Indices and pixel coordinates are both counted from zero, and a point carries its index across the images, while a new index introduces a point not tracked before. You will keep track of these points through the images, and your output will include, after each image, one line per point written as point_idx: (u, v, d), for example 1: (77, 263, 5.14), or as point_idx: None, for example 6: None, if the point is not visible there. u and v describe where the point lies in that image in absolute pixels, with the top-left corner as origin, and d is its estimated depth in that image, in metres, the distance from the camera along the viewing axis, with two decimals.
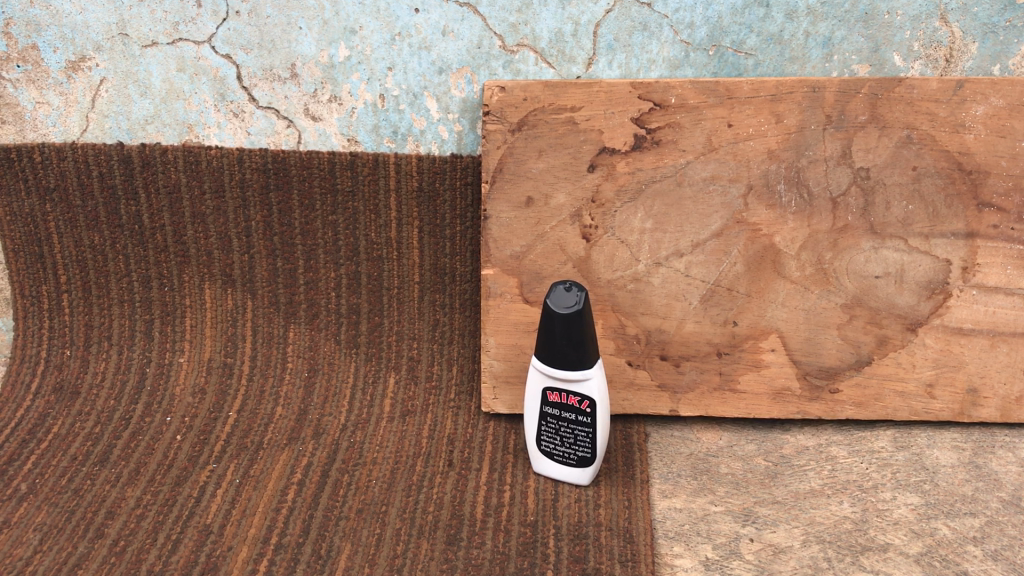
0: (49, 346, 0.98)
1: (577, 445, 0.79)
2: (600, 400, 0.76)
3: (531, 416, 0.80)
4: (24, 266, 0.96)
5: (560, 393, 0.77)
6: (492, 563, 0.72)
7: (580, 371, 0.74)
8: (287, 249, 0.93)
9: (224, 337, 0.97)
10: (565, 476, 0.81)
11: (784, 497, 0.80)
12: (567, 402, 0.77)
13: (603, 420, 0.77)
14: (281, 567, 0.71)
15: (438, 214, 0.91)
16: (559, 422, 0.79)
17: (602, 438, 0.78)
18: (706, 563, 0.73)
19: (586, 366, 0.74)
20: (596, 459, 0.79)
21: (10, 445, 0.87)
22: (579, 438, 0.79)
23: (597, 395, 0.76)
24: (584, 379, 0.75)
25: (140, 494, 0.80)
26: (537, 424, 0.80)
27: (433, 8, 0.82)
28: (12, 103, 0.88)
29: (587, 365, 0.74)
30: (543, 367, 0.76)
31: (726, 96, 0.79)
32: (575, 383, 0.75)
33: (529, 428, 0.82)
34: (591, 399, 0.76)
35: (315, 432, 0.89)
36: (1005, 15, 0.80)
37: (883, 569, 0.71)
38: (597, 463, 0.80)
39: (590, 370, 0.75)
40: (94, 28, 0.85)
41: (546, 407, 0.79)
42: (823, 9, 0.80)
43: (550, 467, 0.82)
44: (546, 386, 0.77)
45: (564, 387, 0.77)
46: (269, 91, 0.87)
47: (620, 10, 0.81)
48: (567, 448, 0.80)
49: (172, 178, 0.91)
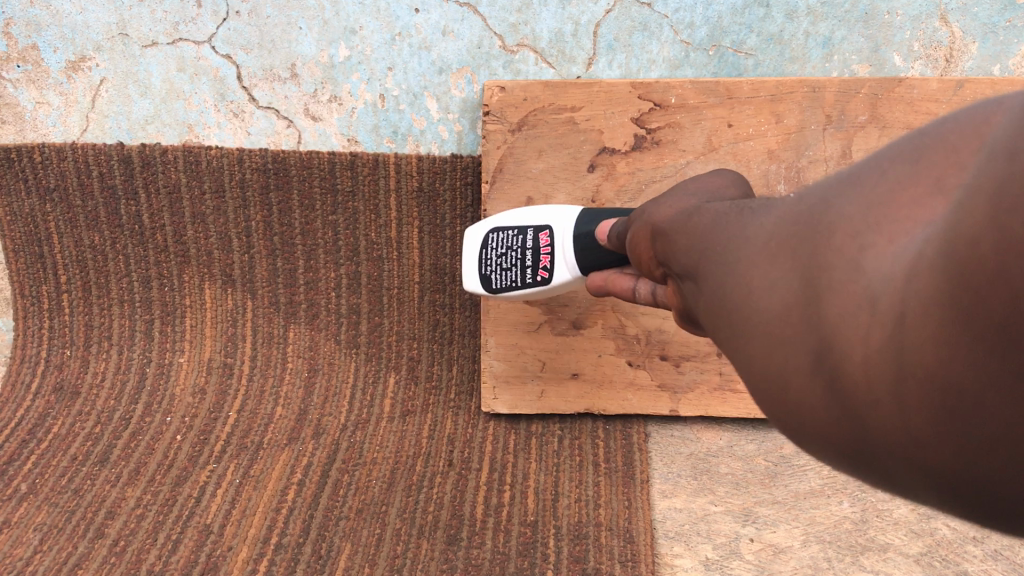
0: (49, 346, 0.98)
1: (507, 273, 0.77)
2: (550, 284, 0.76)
3: (512, 224, 0.78)
4: (24, 265, 0.96)
5: (546, 247, 0.76)
6: (492, 563, 0.72)
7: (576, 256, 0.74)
8: (287, 249, 0.93)
9: (224, 337, 0.97)
10: (467, 275, 0.79)
11: (784, 497, 0.80)
12: (540, 249, 0.76)
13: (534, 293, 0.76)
14: (281, 567, 0.72)
15: (438, 214, 0.91)
16: (519, 240, 0.77)
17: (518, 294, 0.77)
18: (706, 563, 0.74)
19: (584, 258, 0.73)
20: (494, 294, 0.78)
21: (10, 444, 0.87)
22: (504, 265, 0.77)
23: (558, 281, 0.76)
24: (572, 267, 0.74)
25: (140, 494, 0.80)
26: (508, 229, 0.78)
27: (433, 8, 0.82)
28: (12, 103, 0.88)
29: (584, 262, 0.74)
30: (569, 220, 0.76)
31: (726, 96, 0.79)
32: (566, 260, 0.75)
33: (504, 223, 0.79)
34: (551, 276, 0.75)
35: (316, 432, 0.89)
36: (1005, 15, 0.80)
37: (883, 569, 0.73)
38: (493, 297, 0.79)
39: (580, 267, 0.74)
40: (94, 28, 0.85)
41: (530, 226, 0.77)
42: (823, 9, 0.80)
43: (472, 264, 0.79)
44: (552, 224, 0.76)
45: (557, 250, 0.75)
46: (269, 91, 0.86)
47: (620, 10, 0.81)
48: (504, 271, 0.77)
49: (172, 178, 0.91)
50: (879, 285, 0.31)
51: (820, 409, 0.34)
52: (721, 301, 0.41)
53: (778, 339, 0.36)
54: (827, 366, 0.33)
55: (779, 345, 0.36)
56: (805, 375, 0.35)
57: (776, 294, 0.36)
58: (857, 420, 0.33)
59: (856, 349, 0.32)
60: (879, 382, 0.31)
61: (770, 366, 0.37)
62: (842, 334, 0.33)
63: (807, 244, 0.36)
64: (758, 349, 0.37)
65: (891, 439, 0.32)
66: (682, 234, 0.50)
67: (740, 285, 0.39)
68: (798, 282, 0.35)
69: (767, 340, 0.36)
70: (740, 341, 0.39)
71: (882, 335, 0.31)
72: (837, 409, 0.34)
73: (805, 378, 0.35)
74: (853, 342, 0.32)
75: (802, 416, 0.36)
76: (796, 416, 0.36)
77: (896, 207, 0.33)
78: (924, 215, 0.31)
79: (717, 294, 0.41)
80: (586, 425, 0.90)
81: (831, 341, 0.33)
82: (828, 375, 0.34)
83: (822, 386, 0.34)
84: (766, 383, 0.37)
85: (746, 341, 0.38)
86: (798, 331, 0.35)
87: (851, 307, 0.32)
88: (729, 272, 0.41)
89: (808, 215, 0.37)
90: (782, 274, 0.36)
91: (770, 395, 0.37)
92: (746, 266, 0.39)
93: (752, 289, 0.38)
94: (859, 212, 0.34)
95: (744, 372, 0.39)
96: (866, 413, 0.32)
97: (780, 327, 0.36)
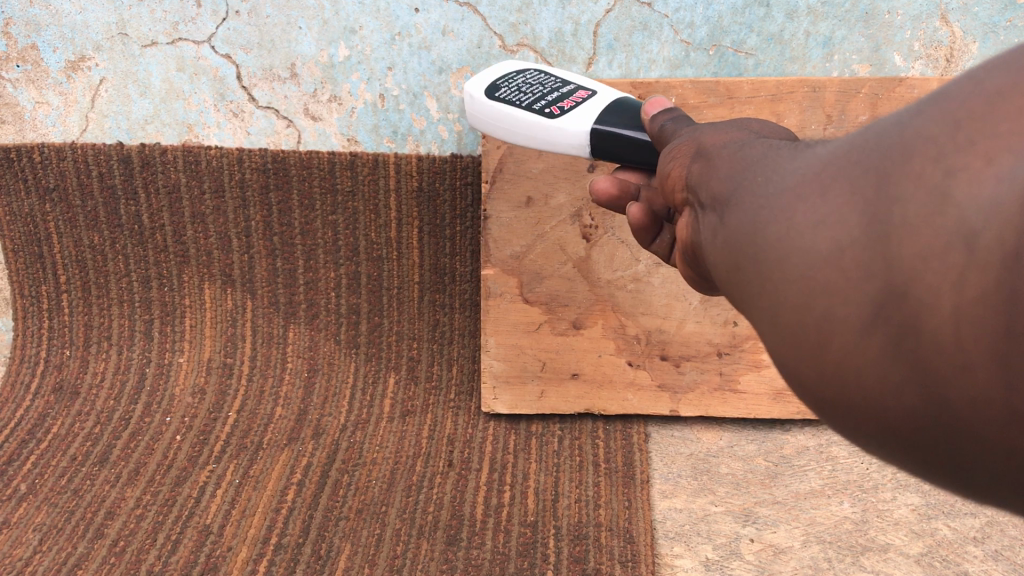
0: (49, 346, 0.98)
1: (531, 84, 0.63)
2: (543, 125, 0.59)
3: (563, 73, 0.65)
4: (24, 265, 0.96)
5: (572, 102, 0.61)
6: (491, 563, 0.72)
7: (596, 121, 0.58)
8: (287, 250, 0.93)
9: (224, 337, 0.97)
10: (490, 74, 0.65)
11: (784, 497, 0.80)
12: (567, 100, 0.61)
13: (523, 118, 0.60)
14: (281, 567, 0.72)
15: (438, 214, 0.90)
16: (556, 84, 0.63)
17: (508, 117, 0.60)
18: (706, 563, 0.74)
19: (606, 123, 0.57)
20: (483, 99, 0.62)
21: (10, 444, 0.87)
22: (522, 90, 0.62)
23: (557, 126, 0.58)
24: (584, 126, 0.58)
25: (140, 494, 0.80)
26: (554, 76, 0.65)
27: (433, 8, 0.82)
28: (12, 102, 0.88)
29: (602, 130, 0.57)
30: (616, 98, 0.61)
31: (727, 96, 0.79)
32: (586, 117, 0.59)
33: (556, 72, 0.66)
34: (557, 117, 0.59)
35: (316, 432, 0.89)
36: (1005, 15, 0.80)
37: (884, 569, 0.72)
38: (479, 103, 0.62)
39: (591, 131, 0.58)
40: (94, 28, 0.85)
41: (572, 86, 0.63)
42: (823, 9, 0.80)
43: (501, 68, 0.65)
44: (595, 91, 0.62)
45: (583, 106, 0.60)
46: (269, 91, 0.86)
47: (620, 10, 0.81)
48: (534, 79, 0.64)
49: (171, 178, 0.90)
50: (977, 218, 0.27)
51: (873, 372, 0.31)
52: (748, 240, 0.36)
53: (827, 285, 0.31)
54: (894, 318, 0.30)
55: (826, 292, 0.31)
56: (859, 328, 0.31)
57: (828, 231, 0.32)
58: (926, 386, 0.30)
59: (941, 299, 0.28)
60: (971, 341, 0.28)
61: (807, 318, 0.32)
62: (922, 280, 0.29)
63: (876, 172, 0.31)
64: (797, 295, 0.33)
65: (964, 412, 0.29)
66: (706, 163, 0.43)
67: (781, 220, 0.34)
68: (863, 216, 0.31)
69: (807, 286, 0.32)
70: (770, 287, 0.34)
71: (981, 282, 0.27)
72: (903, 370, 0.30)
73: (860, 331, 0.31)
74: (939, 290, 0.28)
75: (846, 381, 0.32)
76: (836, 381, 0.32)
77: (987, 123, 0.28)
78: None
79: (745, 231, 0.36)
80: (586, 425, 0.90)
81: (907, 287, 0.29)
82: (894, 330, 0.30)
83: (882, 342, 0.30)
84: (804, 338, 0.33)
85: (782, 285, 0.33)
86: (857, 276, 0.30)
87: (936, 246, 0.28)
88: (765, 206, 0.36)
89: (873, 144, 0.32)
90: (839, 208, 0.32)
91: (802, 352, 0.33)
92: (790, 199, 0.34)
93: (796, 224, 0.33)
94: (943, 132, 0.29)
95: (768, 323, 0.35)
96: (943, 375, 0.29)
97: (834, 270, 0.31)
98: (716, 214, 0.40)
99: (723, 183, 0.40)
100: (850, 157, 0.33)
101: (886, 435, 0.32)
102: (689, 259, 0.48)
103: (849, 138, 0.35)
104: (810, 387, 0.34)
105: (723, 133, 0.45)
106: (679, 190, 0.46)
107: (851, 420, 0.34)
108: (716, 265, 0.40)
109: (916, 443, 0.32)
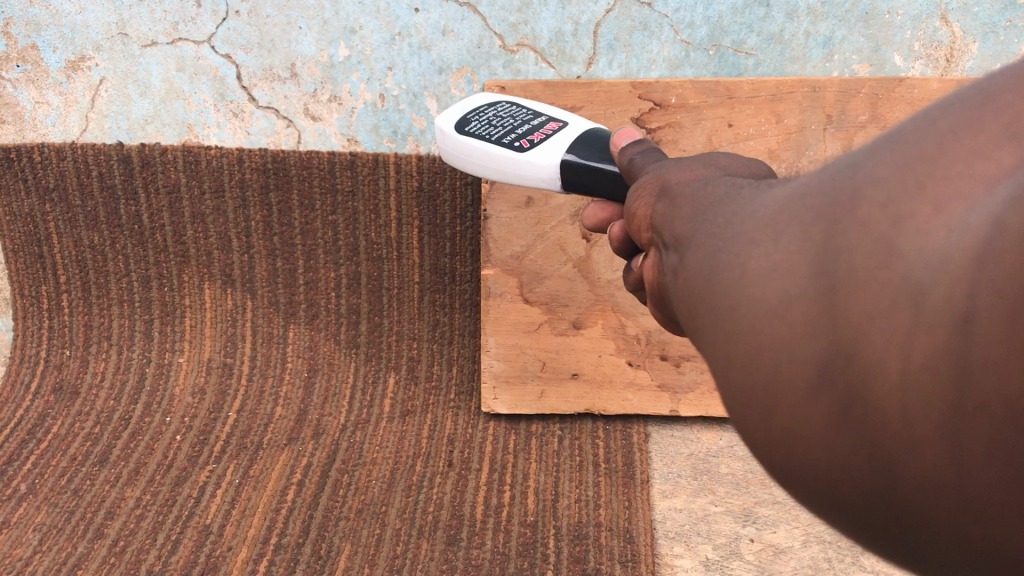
0: (49, 346, 0.98)
1: (500, 117, 0.60)
2: (513, 160, 0.55)
3: (533, 107, 0.62)
4: (23, 266, 0.96)
5: (542, 134, 0.57)
6: (492, 563, 0.72)
7: (566, 154, 0.54)
8: (287, 249, 0.93)
9: (224, 337, 0.97)
10: (466, 104, 0.62)
11: (784, 497, 0.80)
12: (537, 132, 0.57)
13: (492, 153, 0.56)
14: (281, 567, 0.72)
15: (438, 214, 0.90)
16: (526, 117, 0.60)
17: (479, 151, 0.57)
18: (706, 563, 0.74)
19: (576, 155, 0.54)
20: (454, 135, 0.58)
21: (10, 445, 0.87)
22: (494, 124, 0.59)
23: (528, 160, 0.55)
24: (554, 159, 0.54)
25: (139, 494, 0.80)
26: (525, 108, 0.62)
27: (433, 7, 0.82)
28: (12, 103, 0.88)
29: (572, 161, 0.54)
30: (587, 129, 0.57)
31: (726, 96, 0.79)
32: (556, 149, 0.55)
33: (527, 104, 0.63)
34: (526, 151, 0.55)
35: (315, 432, 0.89)
36: (1005, 15, 0.80)
37: (883, 569, 0.73)
38: (450, 139, 0.59)
39: (561, 164, 0.54)
40: (94, 28, 0.85)
41: (542, 117, 0.60)
42: (823, 9, 0.80)
43: (473, 101, 0.63)
44: (566, 121, 0.59)
45: (554, 138, 0.56)
46: (269, 91, 0.86)
47: (620, 10, 0.81)
48: (504, 112, 0.61)
49: (171, 178, 0.90)
50: (925, 274, 0.23)
51: (820, 443, 0.26)
52: (703, 285, 0.31)
53: (774, 341, 0.26)
54: (842, 383, 0.25)
55: (773, 346, 0.26)
56: (804, 390, 0.26)
57: (779, 281, 0.27)
58: (870, 459, 0.25)
59: (890, 364, 0.24)
60: (918, 413, 0.24)
61: (755, 375, 0.27)
62: (871, 341, 0.24)
63: (824, 214, 0.27)
64: (741, 349, 0.28)
65: (908, 489, 0.25)
66: (669, 204, 0.38)
67: (732, 265, 0.29)
68: (812, 264, 0.26)
69: (752, 341, 0.27)
70: (718, 342, 0.29)
71: (929, 345, 0.23)
72: (848, 441, 0.25)
73: (805, 394, 0.26)
74: (887, 354, 0.24)
75: (789, 448, 0.27)
76: (781, 449, 0.27)
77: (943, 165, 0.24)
78: (983, 176, 0.23)
79: (700, 276, 0.31)
80: (586, 425, 0.90)
81: (854, 348, 0.24)
82: (841, 396, 0.25)
83: (827, 408, 0.25)
84: (746, 398, 0.28)
85: (728, 339, 0.28)
86: (804, 331, 0.26)
87: (884, 303, 0.24)
88: (717, 249, 0.31)
89: (825, 182, 0.28)
90: (789, 254, 0.27)
91: (747, 415, 0.28)
92: (741, 243, 0.29)
93: (748, 273, 0.28)
94: (892, 174, 0.25)
95: (718, 380, 0.30)
96: (891, 450, 0.25)
97: (780, 323, 0.26)
98: (676, 254, 0.35)
99: (685, 223, 0.35)
100: (801, 196, 0.28)
101: (827, 503, 0.28)
102: (655, 306, 0.42)
103: (804, 176, 0.30)
104: (754, 448, 0.29)
105: (688, 170, 0.40)
106: (645, 230, 0.41)
107: (791, 489, 0.29)
108: (677, 311, 0.35)
109: (859, 518, 0.28)
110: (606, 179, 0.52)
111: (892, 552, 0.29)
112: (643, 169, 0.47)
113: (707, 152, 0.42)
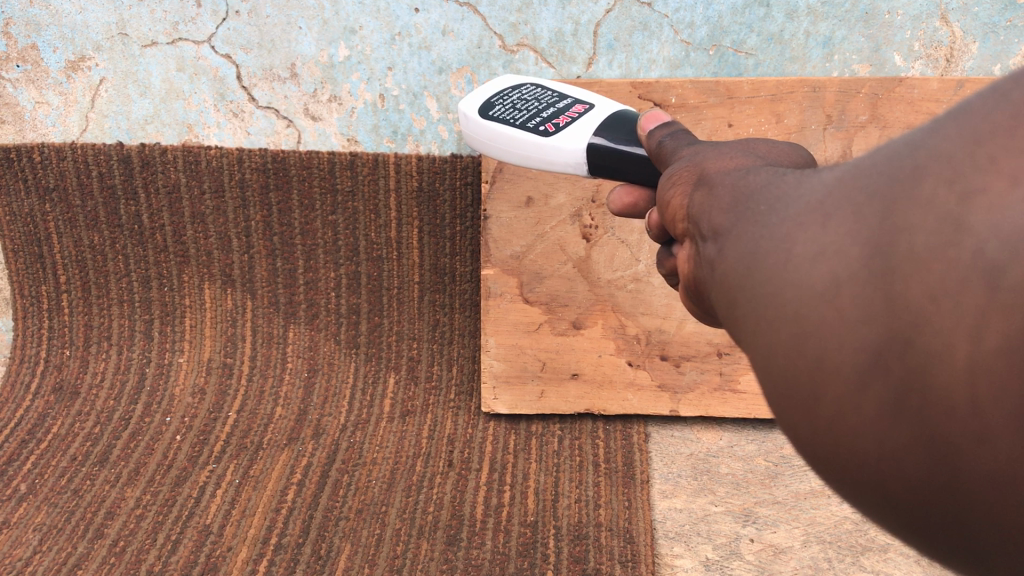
0: (49, 346, 0.98)
1: (523, 100, 0.60)
2: (542, 147, 0.55)
3: (558, 89, 0.61)
4: (23, 266, 0.96)
5: (569, 117, 0.57)
6: (491, 563, 0.72)
7: (592, 138, 0.54)
8: (287, 250, 0.93)
9: (224, 337, 0.97)
10: (485, 91, 0.61)
11: (784, 497, 0.80)
12: (562, 115, 0.57)
13: (519, 137, 0.56)
14: (281, 567, 0.72)
15: (438, 214, 0.90)
16: (549, 99, 0.60)
17: (503, 136, 0.57)
18: (706, 563, 0.74)
19: (602, 139, 0.53)
20: (477, 119, 0.59)
21: (10, 445, 0.87)
22: (518, 107, 0.59)
23: (553, 143, 0.55)
24: (581, 143, 0.54)
25: (140, 494, 0.80)
26: (549, 91, 0.61)
27: (433, 8, 0.82)
28: (12, 103, 0.88)
29: (598, 146, 0.53)
30: (614, 111, 0.57)
31: (727, 96, 0.79)
32: (582, 133, 0.55)
33: (552, 87, 0.62)
34: (554, 137, 0.55)
35: (315, 432, 0.89)
36: (1005, 15, 0.80)
37: (884, 569, 0.73)
38: (473, 123, 0.59)
39: (588, 148, 0.54)
40: (94, 28, 0.85)
41: (567, 100, 0.59)
42: (823, 9, 0.80)
43: (494, 87, 0.62)
44: (591, 104, 0.58)
45: (580, 121, 0.56)
46: (269, 91, 0.86)
47: (620, 10, 0.81)
48: (527, 95, 0.60)
49: (172, 178, 0.90)
50: (999, 250, 0.22)
51: (874, 436, 0.26)
52: (745, 272, 0.30)
53: (820, 325, 0.26)
54: (898, 370, 0.24)
55: (820, 331, 0.26)
56: (853, 382, 0.26)
57: (826, 264, 0.26)
58: (931, 453, 0.25)
59: (955, 350, 0.23)
60: (991, 404, 0.23)
61: (800, 362, 0.27)
62: (932, 325, 0.23)
63: (879, 196, 0.26)
64: (785, 336, 0.28)
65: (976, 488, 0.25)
66: (708, 193, 0.38)
67: (778, 251, 0.29)
68: (865, 245, 0.26)
69: (798, 328, 0.27)
70: (762, 332, 0.29)
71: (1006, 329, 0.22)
72: (902, 434, 0.25)
73: (854, 383, 0.26)
74: (954, 339, 0.23)
75: (837, 441, 0.27)
76: (831, 443, 0.27)
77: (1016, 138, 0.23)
78: None
79: (741, 265, 0.31)
80: (586, 425, 0.90)
81: (914, 334, 0.24)
82: (895, 385, 0.25)
83: (881, 397, 0.25)
84: (789, 388, 0.28)
85: (773, 326, 0.28)
86: (854, 316, 0.25)
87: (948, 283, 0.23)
88: (761, 237, 0.30)
89: (879, 164, 0.27)
90: (839, 236, 0.27)
91: (793, 406, 0.28)
92: (789, 228, 0.29)
93: (793, 258, 0.28)
94: (960, 149, 0.24)
95: (761, 370, 0.30)
96: (957, 447, 0.24)
97: (828, 308, 0.26)
98: (714, 244, 0.35)
99: (725, 212, 0.34)
100: (853, 178, 0.28)
101: (883, 503, 0.28)
102: (690, 297, 0.42)
103: (855, 158, 0.30)
104: (802, 443, 0.29)
105: (728, 158, 0.39)
106: (680, 221, 0.40)
107: (843, 488, 0.29)
108: (716, 303, 0.35)
109: (916, 519, 0.27)
110: (631, 162, 0.51)
111: (954, 557, 0.29)
112: (674, 152, 0.46)
113: (746, 141, 0.42)
